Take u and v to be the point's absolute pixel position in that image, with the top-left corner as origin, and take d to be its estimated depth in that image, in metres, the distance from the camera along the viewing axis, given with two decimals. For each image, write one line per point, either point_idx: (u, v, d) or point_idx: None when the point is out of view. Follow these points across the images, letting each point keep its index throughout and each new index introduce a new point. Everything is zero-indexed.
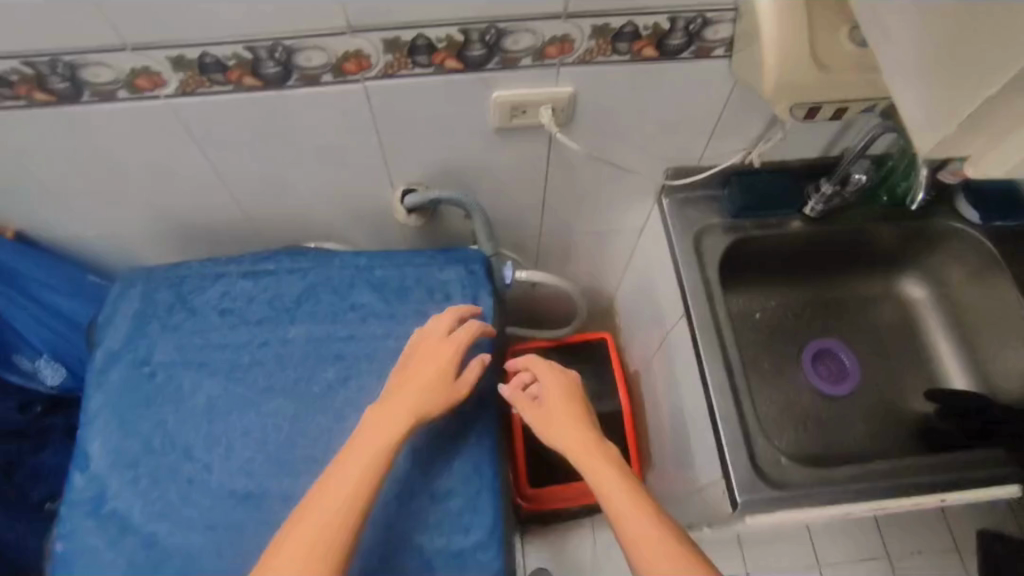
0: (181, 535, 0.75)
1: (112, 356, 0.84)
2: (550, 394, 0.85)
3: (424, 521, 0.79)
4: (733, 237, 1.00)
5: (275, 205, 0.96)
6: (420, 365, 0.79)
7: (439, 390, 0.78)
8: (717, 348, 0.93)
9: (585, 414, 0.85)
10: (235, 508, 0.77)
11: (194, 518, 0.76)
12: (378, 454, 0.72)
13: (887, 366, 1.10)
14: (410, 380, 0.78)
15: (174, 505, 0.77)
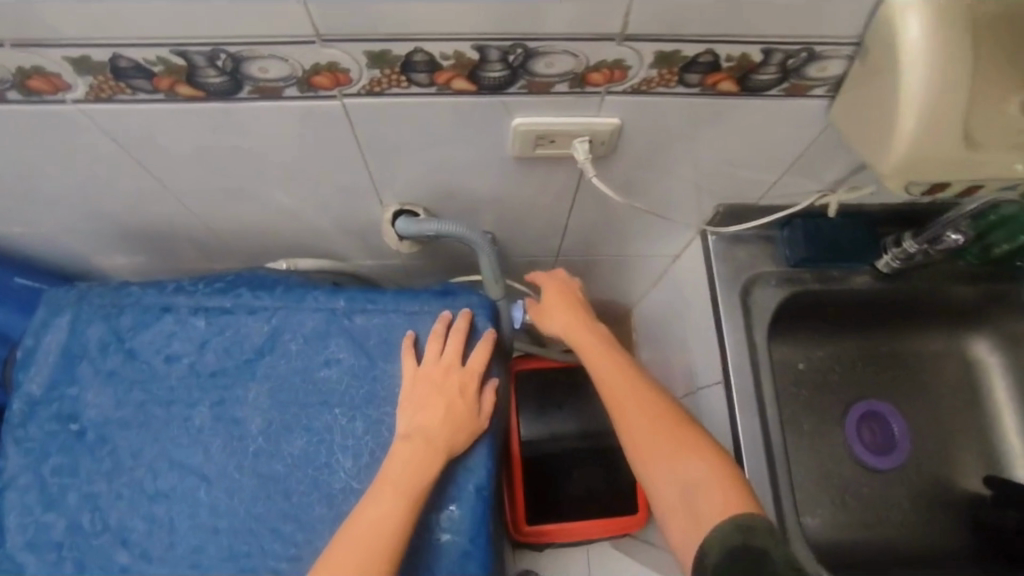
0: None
1: (34, 406, 0.69)
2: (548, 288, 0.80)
3: None
4: (789, 290, 0.83)
5: (238, 216, 0.79)
6: (435, 391, 0.67)
7: (467, 427, 0.66)
8: (757, 430, 0.78)
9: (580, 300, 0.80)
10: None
11: None
12: (408, 497, 0.60)
13: (942, 438, 0.93)
14: (431, 410, 0.66)
15: None
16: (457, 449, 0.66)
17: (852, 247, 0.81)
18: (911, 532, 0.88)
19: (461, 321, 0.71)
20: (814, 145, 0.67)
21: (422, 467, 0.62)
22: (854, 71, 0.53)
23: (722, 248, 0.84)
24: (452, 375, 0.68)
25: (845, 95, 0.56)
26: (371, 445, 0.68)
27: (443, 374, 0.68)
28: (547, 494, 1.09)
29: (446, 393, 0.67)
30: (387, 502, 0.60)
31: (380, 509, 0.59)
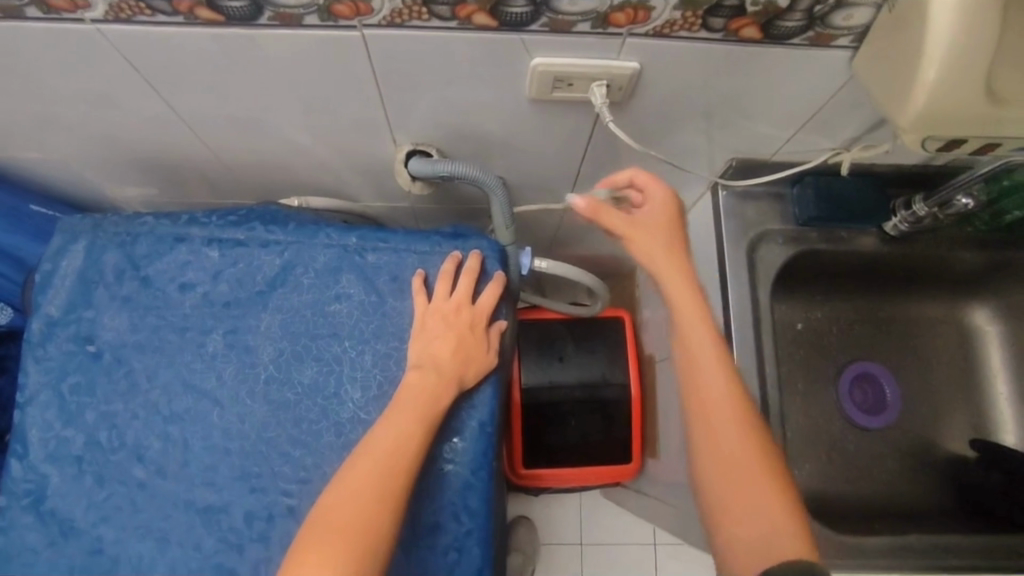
0: (128, 545, 0.67)
1: (51, 328, 0.71)
2: (629, 219, 0.69)
3: (407, 561, 0.67)
4: (796, 249, 0.84)
5: (253, 150, 0.79)
6: (445, 327, 0.69)
7: (476, 361, 0.68)
8: (755, 385, 0.80)
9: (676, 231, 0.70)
10: (190, 523, 0.67)
11: (144, 526, 0.67)
12: (419, 419, 0.63)
13: (936, 401, 0.95)
14: (441, 341, 0.68)
15: (122, 510, 0.68)
16: (466, 382, 0.68)
17: (859, 208, 0.82)
18: (897, 488, 0.91)
19: (472, 262, 0.72)
20: (834, 100, 0.67)
21: (430, 396, 0.64)
22: (880, 19, 0.53)
23: (733, 204, 0.85)
24: (462, 313, 0.70)
25: (869, 46, 0.56)
26: (379, 378, 0.70)
27: (456, 313, 0.70)
28: (545, 441, 1.12)
29: (456, 328, 0.69)
30: (398, 429, 0.62)
31: (393, 433, 0.61)
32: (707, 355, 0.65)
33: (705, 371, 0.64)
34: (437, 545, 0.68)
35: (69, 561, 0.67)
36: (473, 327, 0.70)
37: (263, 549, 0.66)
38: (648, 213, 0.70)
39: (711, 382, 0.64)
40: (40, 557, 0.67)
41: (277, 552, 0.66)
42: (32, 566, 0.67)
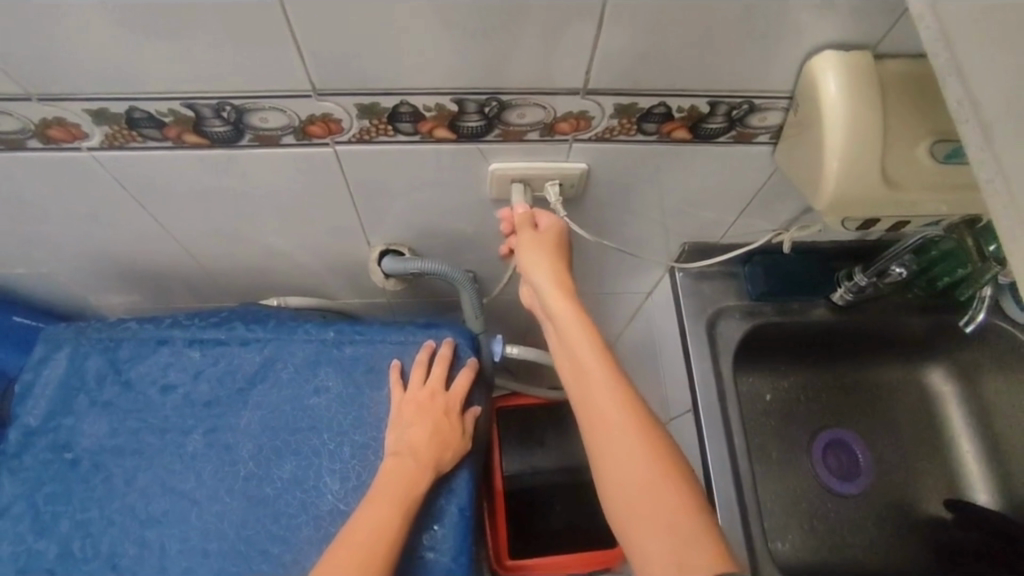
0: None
1: (29, 437, 0.72)
2: (529, 239, 0.66)
3: None
4: (752, 323, 0.88)
5: (233, 255, 0.83)
6: (420, 412, 0.71)
7: (452, 445, 0.70)
8: (728, 455, 0.82)
9: (566, 257, 0.67)
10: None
11: None
12: (399, 507, 0.64)
13: (908, 464, 0.97)
14: (418, 425, 0.70)
15: None
16: (444, 466, 0.69)
17: (806, 282, 0.87)
18: (880, 553, 0.91)
19: (445, 350, 0.76)
20: (766, 187, 0.74)
21: (403, 484, 0.65)
22: (789, 120, 0.61)
23: (690, 284, 0.90)
24: (436, 399, 0.72)
25: (784, 141, 0.64)
26: (358, 468, 0.71)
27: (428, 393, 0.72)
28: (529, 528, 1.10)
29: (431, 412, 0.71)
30: (375, 517, 0.63)
31: (372, 521, 0.62)
32: (597, 374, 0.62)
33: (595, 401, 0.62)
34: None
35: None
36: (447, 410, 0.72)
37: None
38: (546, 237, 0.67)
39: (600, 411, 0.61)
40: None
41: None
42: None
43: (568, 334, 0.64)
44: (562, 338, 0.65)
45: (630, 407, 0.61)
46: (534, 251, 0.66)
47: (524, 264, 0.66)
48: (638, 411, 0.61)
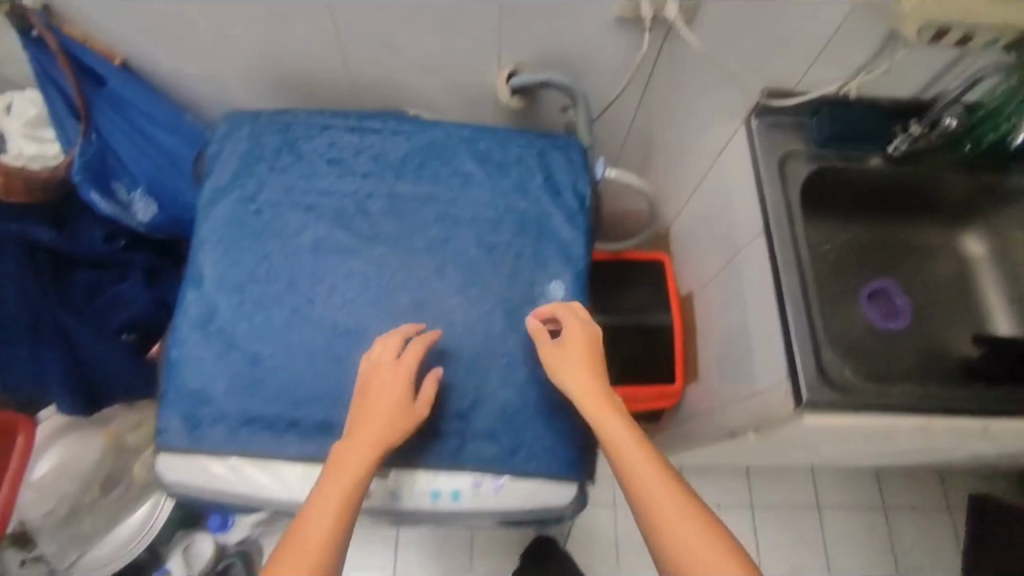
0: (283, 360, 0.79)
1: (219, 190, 0.85)
2: (553, 353, 0.75)
3: (516, 378, 0.80)
4: (818, 164, 1.02)
5: (380, 67, 0.97)
6: (372, 406, 0.70)
7: (398, 421, 0.70)
8: (795, 263, 0.95)
9: (596, 365, 0.75)
10: (335, 340, 0.79)
11: (296, 345, 0.79)
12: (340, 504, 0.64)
13: (935, 310, 1.14)
14: (364, 413, 0.70)
15: (278, 331, 0.79)
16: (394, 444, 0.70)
17: (866, 132, 1.00)
18: (912, 371, 1.07)
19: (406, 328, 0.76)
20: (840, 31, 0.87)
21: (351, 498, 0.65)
22: None
23: (763, 129, 1.02)
24: (384, 373, 0.72)
25: None
26: (495, 232, 0.84)
27: (385, 392, 0.71)
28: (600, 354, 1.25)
29: (382, 391, 0.71)
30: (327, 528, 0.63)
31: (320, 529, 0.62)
32: (634, 451, 0.68)
33: (637, 476, 0.67)
34: (545, 364, 0.81)
35: (232, 371, 0.79)
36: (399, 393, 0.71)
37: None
38: (571, 344, 0.76)
39: (646, 480, 0.67)
40: (207, 369, 0.79)
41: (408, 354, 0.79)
42: (202, 373, 0.79)
43: (607, 427, 0.70)
44: (601, 425, 0.71)
45: (664, 473, 0.67)
46: (564, 358, 0.75)
47: (556, 365, 0.75)
48: (667, 473, 0.67)
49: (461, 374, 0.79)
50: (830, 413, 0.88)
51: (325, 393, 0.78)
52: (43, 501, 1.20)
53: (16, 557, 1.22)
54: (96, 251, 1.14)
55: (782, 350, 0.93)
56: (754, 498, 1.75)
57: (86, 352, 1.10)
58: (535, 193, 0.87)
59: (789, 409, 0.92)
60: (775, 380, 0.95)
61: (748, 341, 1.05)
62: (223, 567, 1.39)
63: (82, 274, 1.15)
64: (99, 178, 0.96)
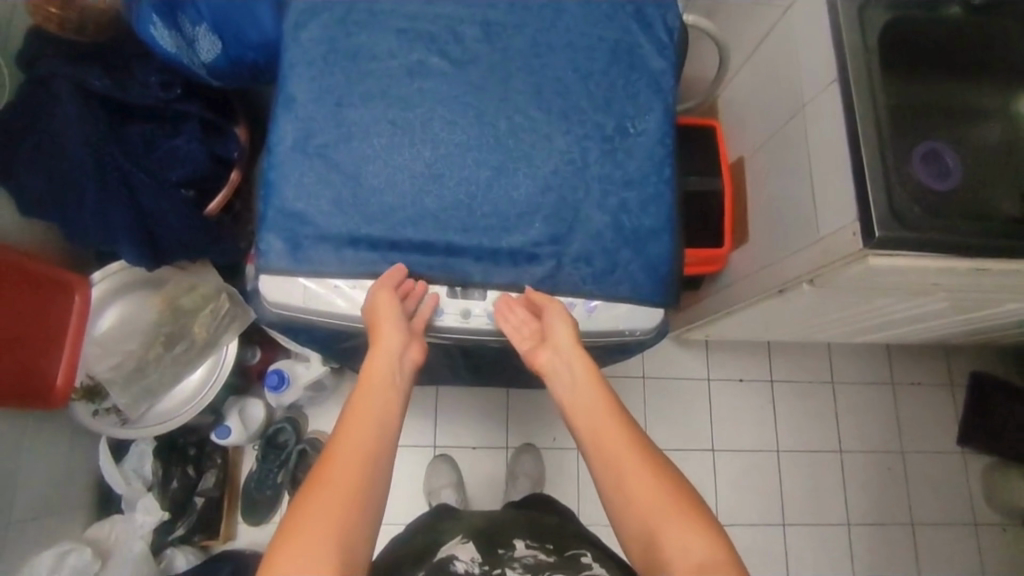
0: (383, 180, 0.81)
1: (309, 13, 0.85)
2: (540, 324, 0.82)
3: (606, 203, 0.84)
4: (892, 13, 1.03)
5: None
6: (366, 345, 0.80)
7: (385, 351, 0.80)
8: (869, 109, 0.97)
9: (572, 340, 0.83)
10: (434, 161, 0.82)
11: (394, 167, 0.82)
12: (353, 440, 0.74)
13: (982, 174, 1.15)
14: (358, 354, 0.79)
15: (376, 153, 0.82)
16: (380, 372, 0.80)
17: None
18: (965, 215, 1.07)
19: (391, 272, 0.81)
20: None
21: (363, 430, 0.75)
22: None
23: None
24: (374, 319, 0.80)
25: None
26: (584, 61, 0.86)
27: (374, 347, 0.79)
28: None
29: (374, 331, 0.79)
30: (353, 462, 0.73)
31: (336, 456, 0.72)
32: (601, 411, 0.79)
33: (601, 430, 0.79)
34: (634, 191, 0.85)
35: (334, 191, 0.81)
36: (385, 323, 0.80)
37: (500, 179, 0.82)
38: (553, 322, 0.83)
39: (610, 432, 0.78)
40: (307, 187, 0.81)
41: (506, 175, 0.82)
42: (303, 192, 0.81)
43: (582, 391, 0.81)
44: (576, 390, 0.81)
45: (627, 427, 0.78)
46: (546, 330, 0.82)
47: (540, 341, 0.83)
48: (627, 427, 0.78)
49: (557, 197, 0.83)
50: (899, 248, 0.94)
51: (426, 213, 0.81)
52: (108, 356, 1.24)
53: (87, 410, 1.24)
54: (153, 97, 1.10)
55: (852, 192, 0.97)
56: (772, 371, 1.85)
57: (154, 205, 1.10)
58: (626, 22, 0.88)
59: (855, 248, 0.97)
60: (843, 224, 1.00)
61: (810, 195, 1.09)
62: (274, 430, 1.44)
63: (136, 126, 1.11)
64: (165, 9, 0.96)
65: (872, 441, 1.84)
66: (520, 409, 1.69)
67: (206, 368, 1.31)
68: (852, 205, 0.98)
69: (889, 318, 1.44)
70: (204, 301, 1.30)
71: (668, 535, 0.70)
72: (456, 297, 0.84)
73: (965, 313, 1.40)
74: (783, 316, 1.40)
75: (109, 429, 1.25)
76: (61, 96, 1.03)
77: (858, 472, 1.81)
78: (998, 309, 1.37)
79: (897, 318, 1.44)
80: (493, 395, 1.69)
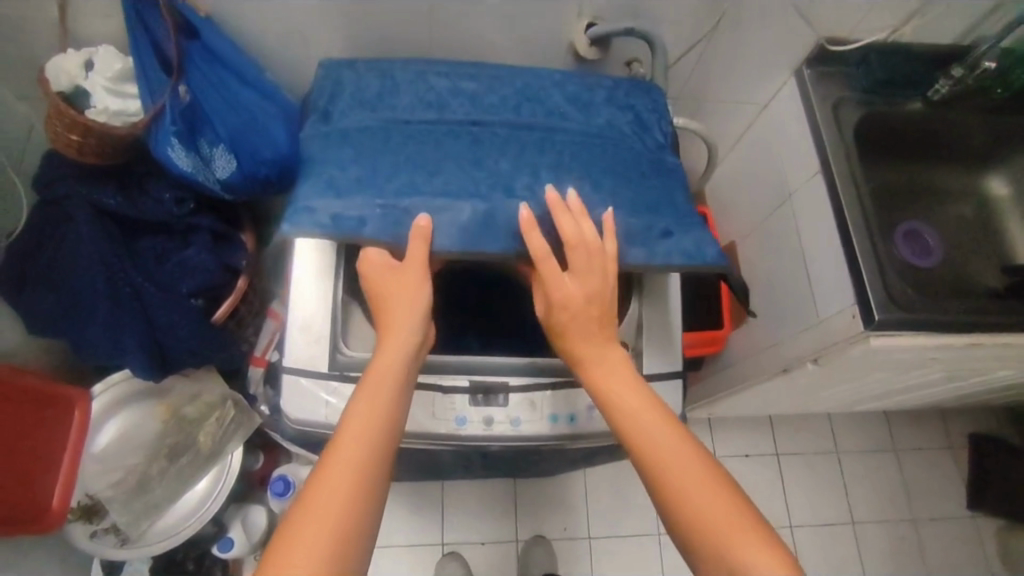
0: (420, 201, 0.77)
1: (328, 112, 0.91)
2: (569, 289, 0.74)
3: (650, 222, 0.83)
4: (864, 110, 1.12)
5: (459, 26, 1.02)
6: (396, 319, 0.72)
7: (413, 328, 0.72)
8: (854, 198, 1.04)
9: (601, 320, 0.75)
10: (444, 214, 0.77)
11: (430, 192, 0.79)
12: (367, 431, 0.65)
13: (963, 254, 1.22)
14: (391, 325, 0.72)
15: (410, 184, 0.79)
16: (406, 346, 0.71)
17: (907, 77, 1.11)
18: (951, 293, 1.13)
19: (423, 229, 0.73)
20: None
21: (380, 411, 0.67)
22: None
23: (814, 77, 1.12)
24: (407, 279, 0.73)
25: None
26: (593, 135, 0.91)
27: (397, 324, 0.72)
28: None
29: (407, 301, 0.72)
30: (357, 434, 0.64)
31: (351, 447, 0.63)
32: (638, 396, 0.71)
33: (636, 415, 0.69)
34: (664, 222, 0.83)
35: (335, 225, 0.74)
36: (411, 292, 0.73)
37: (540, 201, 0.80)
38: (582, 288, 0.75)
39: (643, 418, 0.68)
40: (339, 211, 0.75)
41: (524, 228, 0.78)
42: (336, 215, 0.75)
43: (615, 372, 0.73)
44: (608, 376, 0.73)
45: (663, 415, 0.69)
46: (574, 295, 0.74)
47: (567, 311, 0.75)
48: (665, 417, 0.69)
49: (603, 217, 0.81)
50: (898, 330, 0.98)
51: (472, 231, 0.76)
52: (110, 471, 1.22)
53: (85, 532, 1.17)
54: (165, 215, 1.11)
55: (848, 277, 1.02)
56: (778, 444, 1.85)
57: (165, 316, 1.10)
58: (625, 129, 0.93)
59: (856, 331, 1.01)
60: (841, 307, 1.04)
61: (805, 278, 1.14)
62: None
63: (148, 241, 1.12)
64: (188, 134, 0.98)
65: (884, 510, 1.83)
66: (530, 499, 1.65)
67: (211, 477, 1.26)
68: (849, 289, 1.02)
69: (887, 389, 1.47)
70: (208, 408, 1.28)
71: (716, 534, 0.60)
72: (480, 404, 0.87)
73: (960, 381, 1.44)
74: (784, 393, 1.43)
75: (106, 551, 1.17)
76: (76, 216, 1.04)
77: (874, 544, 1.79)
78: (991, 376, 1.41)
79: (895, 388, 1.48)
80: (501, 486, 1.65)
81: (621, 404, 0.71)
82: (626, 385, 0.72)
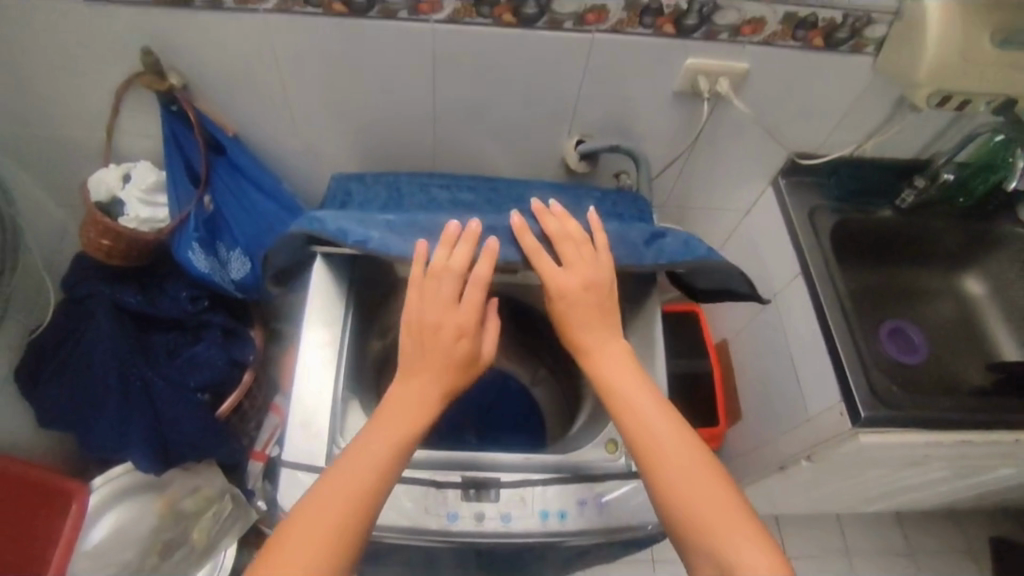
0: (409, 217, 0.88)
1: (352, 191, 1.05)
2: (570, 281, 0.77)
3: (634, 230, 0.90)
4: (838, 216, 1.19)
5: (460, 141, 1.12)
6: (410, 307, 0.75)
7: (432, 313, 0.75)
8: (833, 298, 1.09)
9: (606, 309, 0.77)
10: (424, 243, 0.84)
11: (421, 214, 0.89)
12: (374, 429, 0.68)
13: (948, 351, 1.25)
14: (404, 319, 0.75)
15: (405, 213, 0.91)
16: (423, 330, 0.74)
17: (874, 188, 1.21)
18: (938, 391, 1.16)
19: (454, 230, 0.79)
20: (863, 96, 1.07)
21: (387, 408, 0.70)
22: (895, 28, 0.95)
23: (789, 187, 1.21)
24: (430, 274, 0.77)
25: (887, 50, 0.98)
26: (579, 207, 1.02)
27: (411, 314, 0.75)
28: None
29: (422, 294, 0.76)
30: (363, 438, 0.67)
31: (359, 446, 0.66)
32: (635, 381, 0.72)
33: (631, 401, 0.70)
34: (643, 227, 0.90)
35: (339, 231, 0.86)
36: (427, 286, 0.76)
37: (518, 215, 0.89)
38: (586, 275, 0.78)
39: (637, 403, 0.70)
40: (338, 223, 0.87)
41: (516, 254, 0.82)
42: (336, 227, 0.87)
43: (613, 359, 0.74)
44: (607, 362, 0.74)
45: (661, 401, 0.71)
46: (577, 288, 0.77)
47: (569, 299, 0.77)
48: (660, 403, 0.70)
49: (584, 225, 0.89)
50: (885, 428, 1.00)
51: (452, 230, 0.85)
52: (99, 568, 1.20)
53: None
54: (179, 312, 1.18)
55: (833, 374, 1.05)
56: (786, 547, 1.79)
57: (171, 410, 1.14)
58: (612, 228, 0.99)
59: (845, 428, 1.03)
60: (828, 404, 1.06)
61: (793, 375, 1.17)
62: None
63: (160, 336, 1.18)
64: (207, 240, 1.08)
65: None
66: None
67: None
68: (834, 387, 1.05)
69: (890, 488, 1.45)
70: (207, 504, 1.28)
71: (704, 519, 0.62)
72: (471, 500, 0.88)
73: (964, 479, 1.42)
74: (784, 490, 1.41)
75: None
76: (96, 312, 1.11)
77: None
78: (994, 474, 1.39)
79: (898, 487, 1.46)
80: None
81: (618, 389, 0.72)
82: (626, 373, 0.73)
